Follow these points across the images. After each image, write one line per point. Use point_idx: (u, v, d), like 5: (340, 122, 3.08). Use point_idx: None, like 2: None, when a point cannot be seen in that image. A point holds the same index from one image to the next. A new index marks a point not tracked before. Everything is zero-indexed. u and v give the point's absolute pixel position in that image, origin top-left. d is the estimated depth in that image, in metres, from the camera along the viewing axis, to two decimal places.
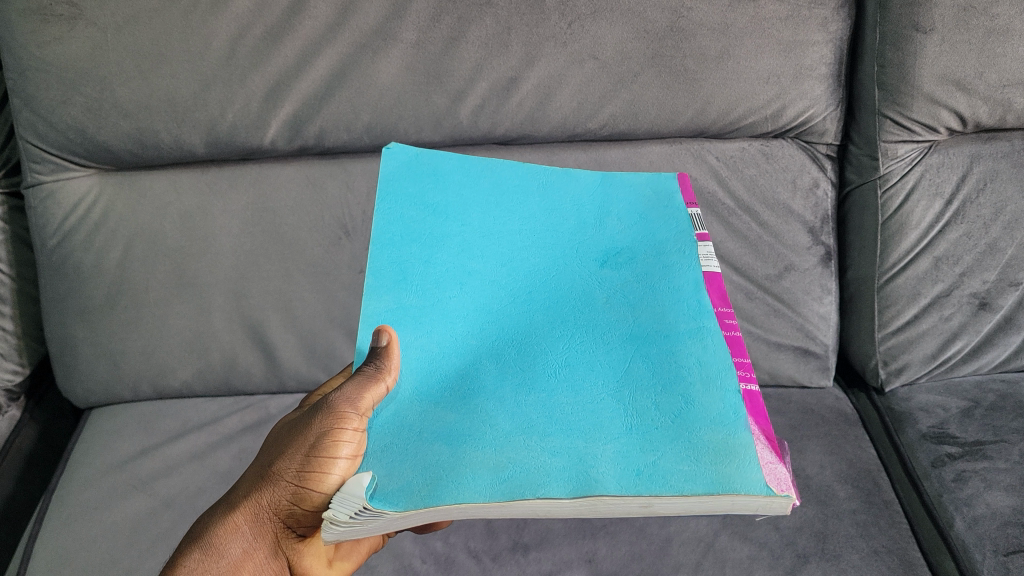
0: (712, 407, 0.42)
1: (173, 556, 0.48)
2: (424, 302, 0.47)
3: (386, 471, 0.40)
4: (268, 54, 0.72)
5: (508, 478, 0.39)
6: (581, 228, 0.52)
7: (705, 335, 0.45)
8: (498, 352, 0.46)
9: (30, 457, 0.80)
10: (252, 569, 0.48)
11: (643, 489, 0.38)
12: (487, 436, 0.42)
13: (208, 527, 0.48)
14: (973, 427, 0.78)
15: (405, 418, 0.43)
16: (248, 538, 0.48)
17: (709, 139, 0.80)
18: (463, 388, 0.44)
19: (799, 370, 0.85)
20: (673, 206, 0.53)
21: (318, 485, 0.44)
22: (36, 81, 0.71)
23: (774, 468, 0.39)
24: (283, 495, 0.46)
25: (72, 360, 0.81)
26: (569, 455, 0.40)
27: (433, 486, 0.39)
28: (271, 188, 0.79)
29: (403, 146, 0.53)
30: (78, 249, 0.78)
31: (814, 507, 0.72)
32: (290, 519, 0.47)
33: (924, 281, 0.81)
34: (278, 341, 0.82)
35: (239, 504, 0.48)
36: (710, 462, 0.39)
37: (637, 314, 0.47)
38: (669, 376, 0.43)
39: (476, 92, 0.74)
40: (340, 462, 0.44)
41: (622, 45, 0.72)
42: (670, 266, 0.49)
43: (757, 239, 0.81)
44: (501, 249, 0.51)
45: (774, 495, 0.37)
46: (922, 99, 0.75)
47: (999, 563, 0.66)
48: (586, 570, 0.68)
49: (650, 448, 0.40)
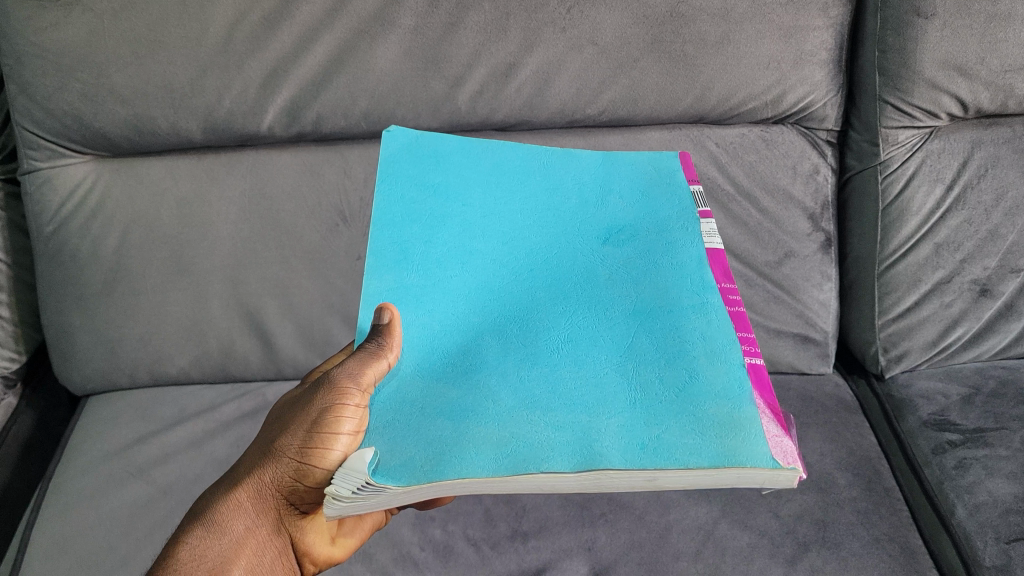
0: (717, 380, 0.41)
1: (178, 531, 0.48)
2: (425, 282, 0.47)
3: (388, 446, 0.40)
4: (266, 40, 0.71)
5: (511, 453, 0.38)
6: (582, 207, 0.52)
7: (708, 310, 0.45)
8: (500, 328, 0.45)
9: (27, 445, 0.80)
10: (255, 547, 0.47)
11: (648, 462, 0.37)
12: (490, 411, 0.41)
13: (212, 504, 0.48)
14: (974, 415, 0.77)
15: (407, 394, 0.43)
16: (251, 515, 0.47)
17: (709, 125, 0.80)
18: (465, 364, 0.44)
19: (799, 357, 0.84)
20: (676, 184, 0.53)
21: (321, 462, 0.44)
22: (32, 67, 0.70)
23: (780, 440, 0.39)
24: (286, 472, 0.46)
25: (69, 348, 0.80)
26: (574, 429, 0.40)
27: (436, 462, 0.38)
28: (268, 175, 0.79)
29: (403, 128, 0.53)
30: (75, 235, 0.78)
31: (814, 495, 0.72)
32: (293, 495, 0.47)
33: (924, 268, 0.80)
34: (275, 328, 0.82)
35: (242, 481, 0.47)
36: (715, 435, 0.39)
37: (640, 290, 0.47)
38: (673, 350, 0.43)
39: (474, 77, 0.74)
40: (341, 438, 0.44)
41: (621, 30, 0.72)
42: (673, 242, 0.49)
43: (757, 225, 0.81)
44: (502, 228, 0.50)
45: (780, 467, 0.37)
46: (923, 84, 0.74)
47: (1002, 551, 0.66)
48: (585, 559, 0.68)
49: (655, 422, 0.40)
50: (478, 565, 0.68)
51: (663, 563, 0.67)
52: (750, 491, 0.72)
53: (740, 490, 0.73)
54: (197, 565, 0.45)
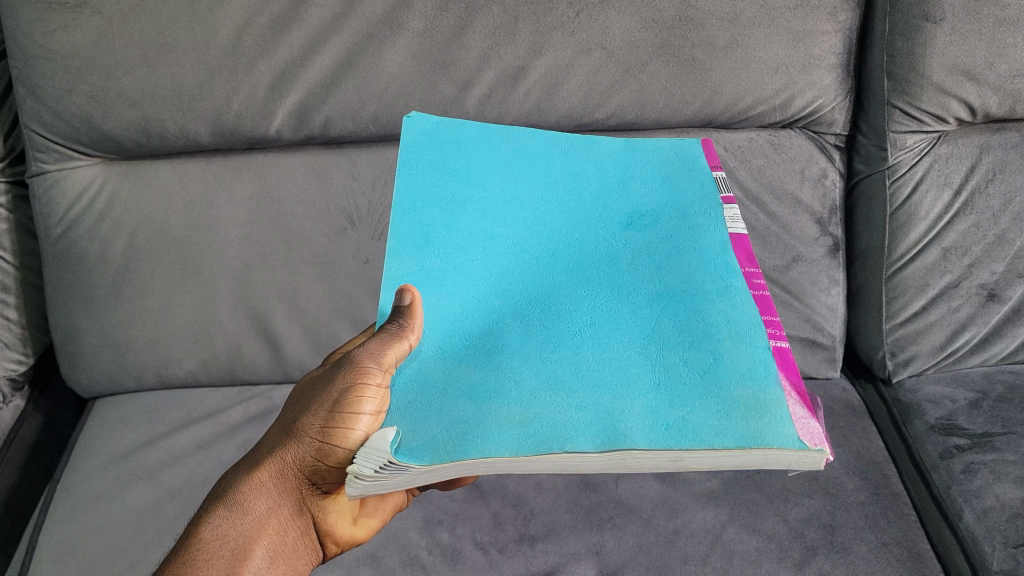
0: (742, 363, 0.41)
1: (199, 512, 0.48)
2: (446, 265, 0.47)
3: (410, 427, 0.40)
4: (275, 44, 0.71)
5: (534, 433, 0.39)
6: (603, 193, 0.52)
7: (732, 294, 0.45)
8: (522, 311, 0.45)
9: (34, 448, 0.80)
10: (277, 526, 0.48)
11: (673, 443, 0.37)
12: (513, 392, 0.41)
13: (233, 483, 0.48)
14: (982, 419, 0.77)
15: (428, 375, 0.43)
16: (273, 495, 0.47)
17: (717, 129, 0.80)
18: (487, 346, 0.44)
19: (807, 361, 0.84)
20: (699, 170, 0.52)
21: (343, 442, 0.44)
22: (40, 70, 0.70)
23: (806, 422, 0.38)
24: (307, 452, 0.46)
25: (76, 350, 0.80)
26: (597, 410, 0.40)
27: (459, 441, 0.38)
28: (277, 177, 0.79)
29: (424, 114, 0.53)
30: (83, 238, 0.78)
31: (822, 499, 0.72)
32: (315, 476, 0.46)
33: (932, 272, 0.80)
34: (282, 331, 0.82)
35: (264, 460, 0.47)
36: (741, 417, 0.39)
37: (662, 275, 0.47)
38: (697, 334, 0.43)
39: (483, 81, 0.74)
40: (363, 418, 0.43)
41: (630, 35, 0.72)
42: (696, 228, 0.49)
43: (765, 229, 0.81)
44: (523, 213, 0.50)
45: (807, 449, 0.37)
46: (932, 88, 0.75)
47: (1010, 556, 0.66)
48: (593, 563, 0.68)
49: (679, 403, 0.40)
50: (486, 568, 0.68)
51: (671, 567, 0.67)
52: (757, 495, 0.72)
53: (746, 494, 0.73)
54: (219, 545, 0.46)
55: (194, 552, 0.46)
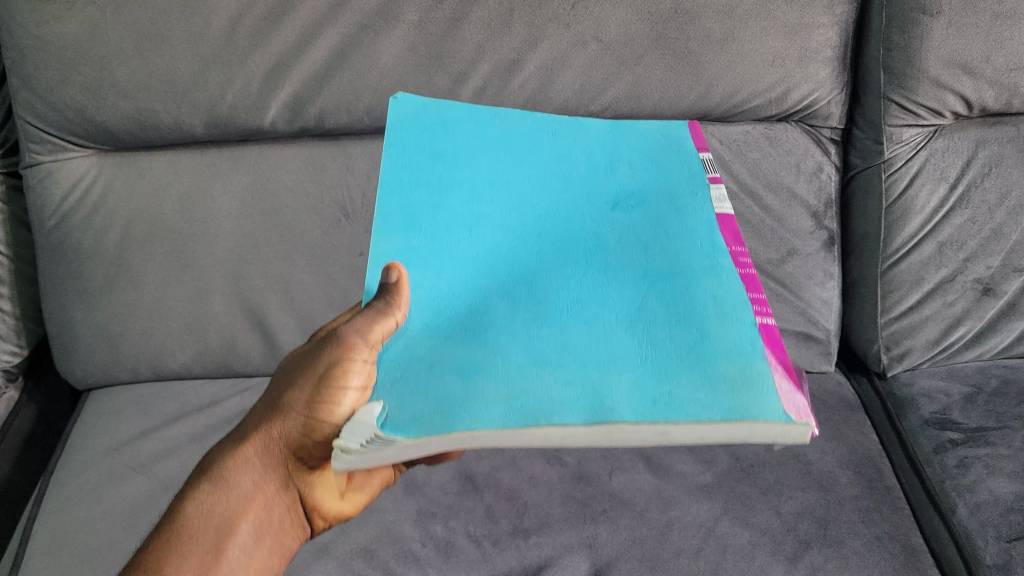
0: (729, 340, 0.41)
1: (185, 487, 0.49)
2: (433, 245, 0.47)
3: (396, 402, 0.39)
4: (269, 35, 0.71)
5: (523, 408, 0.38)
6: (591, 174, 0.52)
7: (719, 273, 0.45)
8: (509, 290, 0.45)
9: (28, 439, 0.80)
10: (263, 501, 0.48)
11: (659, 417, 0.37)
12: (501, 368, 0.40)
13: (219, 459, 0.49)
14: (976, 413, 0.78)
15: (415, 351, 0.42)
16: (258, 470, 0.48)
17: (713, 122, 0.79)
18: (474, 323, 0.43)
19: (802, 355, 0.84)
20: (685, 151, 0.53)
21: (329, 416, 0.45)
22: (34, 61, 0.70)
23: (792, 396, 0.38)
24: (293, 427, 0.47)
25: (71, 341, 0.80)
26: (585, 385, 0.39)
27: (446, 416, 0.38)
28: (271, 170, 0.78)
29: (410, 95, 0.53)
30: (76, 229, 0.78)
31: (815, 493, 0.72)
32: (301, 451, 0.47)
33: (928, 267, 0.80)
34: (277, 324, 0.82)
35: (250, 435, 0.48)
36: (727, 392, 0.38)
37: (649, 255, 0.47)
38: (683, 311, 0.43)
39: (478, 73, 0.73)
40: (350, 393, 0.43)
41: (625, 27, 0.72)
42: (682, 208, 0.49)
43: (761, 224, 0.80)
44: (511, 194, 0.50)
45: (793, 422, 0.36)
46: (928, 82, 0.74)
47: (1003, 550, 0.66)
48: (586, 556, 0.68)
49: (666, 379, 0.39)
50: (479, 562, 0.68)
51: (663, 560, 0.67)
52: (751, 488, 0.72)
53: (740, 488, 0.73)
54: (205, 519, 0.47)
55: (181, 527, 0.47)
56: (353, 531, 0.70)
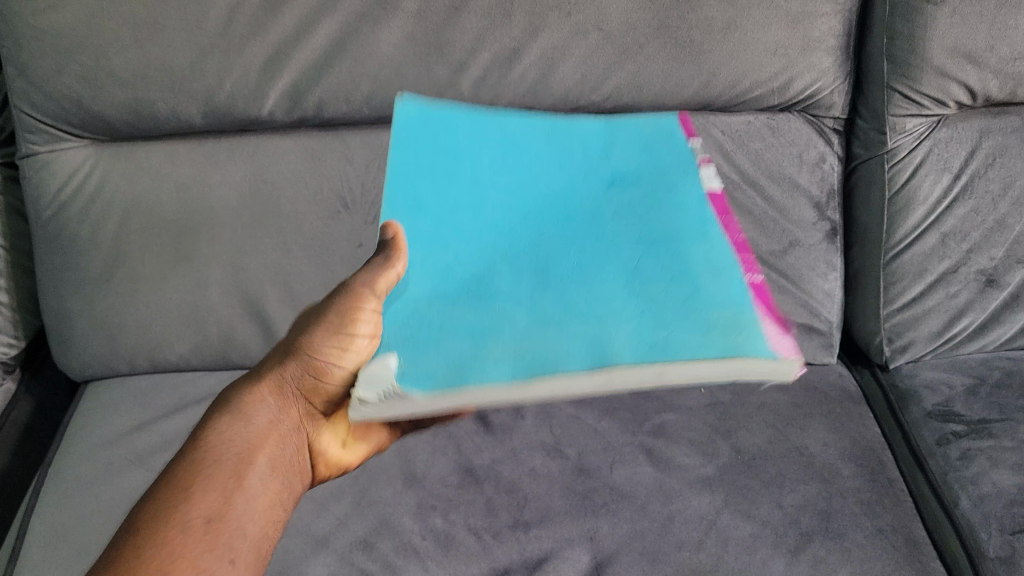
0: (721, 293, 0.42)
1: (203, 421, 0.53)
2: (436, 227, 0.47)
3: (411, 357, 0.40)
4: (267, 24, 0.70)
5: (530, 361, 0.38)
6: (584, 155, 0.51)
7: (710, 237, 0.45)
8: (512, 261, 0.45)
9: (25, 431, 0.79)
10: (276, 438, 0.53)
11: (657, 359, 0.37)
12: (507, 330, 0.40)
13: (235, 397, 0.54)
14: (979, 406, 0.77)
15: (424, 315, 0.43)
16: (272, 409, 0.53)
17: (714, 112, 0.79)
18: (479, 291, 0.43)
19: (803, 347, 0.84)
20: (673, 134, 0.53)
21: (342, 358, 0.52)
22: (29, 49, 0.69)
23: (779, 335, 0.39)
24: (308, 369, 0.53)
25: (68, 333, 0.80)
26: (587, 338, 0.39)
27: (458, 371, 0.38)
28: (268, 161, 0.78)
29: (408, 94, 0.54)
30: (73, 220, 0.77)
31: (817, 485, 0.71)
32: (315, 390, 0.54)
33: (931, 258, 0.80)
34: (276, 316, 0.81)
35: (267, 375, 0.55)
36: (722, 335, 0.39)
37: (645, 224, 0.46)
38: (679, 272, 0.43)
39: (478, 62, 0.73)
40: (360, 339, 0.51)
41: (627, 16, 0.71)
42: (673, 182, 0.49)
43: (763, 215, 0.80)
44: (510, 175, 0.50)
45: (780, 358, 0.37)
46: (932, 71, 0.74)
47: (1006, 542, 0.65)
48: (587, 548, 0.67)
49: (664, 329, 0.39)
50: (479, 554, 0.67)
51: (664, 552, 0.67)
52: (753, 481, 0.72)
53: (742, 480, 0.72)
54: (225, 448, 0.51)
55: (200, 456, 0.50)
56: (353, 524, 0.70)
